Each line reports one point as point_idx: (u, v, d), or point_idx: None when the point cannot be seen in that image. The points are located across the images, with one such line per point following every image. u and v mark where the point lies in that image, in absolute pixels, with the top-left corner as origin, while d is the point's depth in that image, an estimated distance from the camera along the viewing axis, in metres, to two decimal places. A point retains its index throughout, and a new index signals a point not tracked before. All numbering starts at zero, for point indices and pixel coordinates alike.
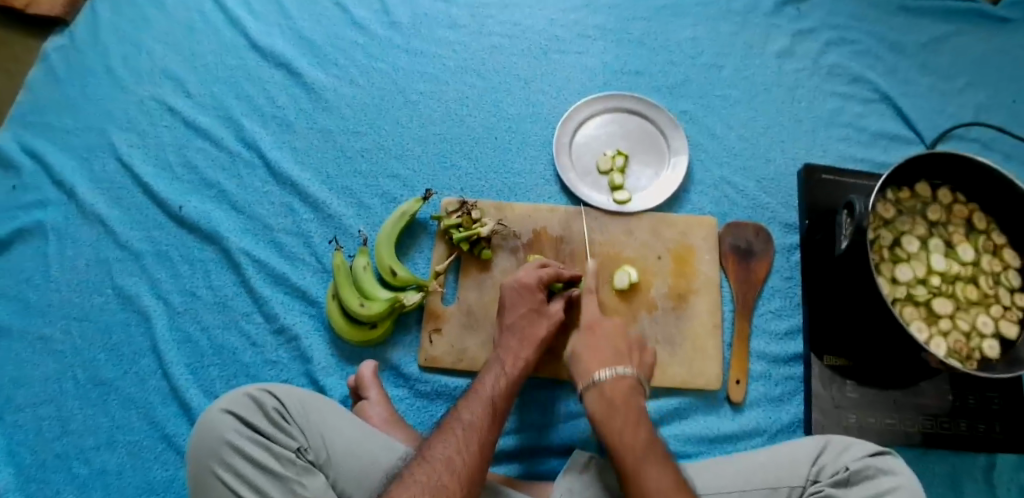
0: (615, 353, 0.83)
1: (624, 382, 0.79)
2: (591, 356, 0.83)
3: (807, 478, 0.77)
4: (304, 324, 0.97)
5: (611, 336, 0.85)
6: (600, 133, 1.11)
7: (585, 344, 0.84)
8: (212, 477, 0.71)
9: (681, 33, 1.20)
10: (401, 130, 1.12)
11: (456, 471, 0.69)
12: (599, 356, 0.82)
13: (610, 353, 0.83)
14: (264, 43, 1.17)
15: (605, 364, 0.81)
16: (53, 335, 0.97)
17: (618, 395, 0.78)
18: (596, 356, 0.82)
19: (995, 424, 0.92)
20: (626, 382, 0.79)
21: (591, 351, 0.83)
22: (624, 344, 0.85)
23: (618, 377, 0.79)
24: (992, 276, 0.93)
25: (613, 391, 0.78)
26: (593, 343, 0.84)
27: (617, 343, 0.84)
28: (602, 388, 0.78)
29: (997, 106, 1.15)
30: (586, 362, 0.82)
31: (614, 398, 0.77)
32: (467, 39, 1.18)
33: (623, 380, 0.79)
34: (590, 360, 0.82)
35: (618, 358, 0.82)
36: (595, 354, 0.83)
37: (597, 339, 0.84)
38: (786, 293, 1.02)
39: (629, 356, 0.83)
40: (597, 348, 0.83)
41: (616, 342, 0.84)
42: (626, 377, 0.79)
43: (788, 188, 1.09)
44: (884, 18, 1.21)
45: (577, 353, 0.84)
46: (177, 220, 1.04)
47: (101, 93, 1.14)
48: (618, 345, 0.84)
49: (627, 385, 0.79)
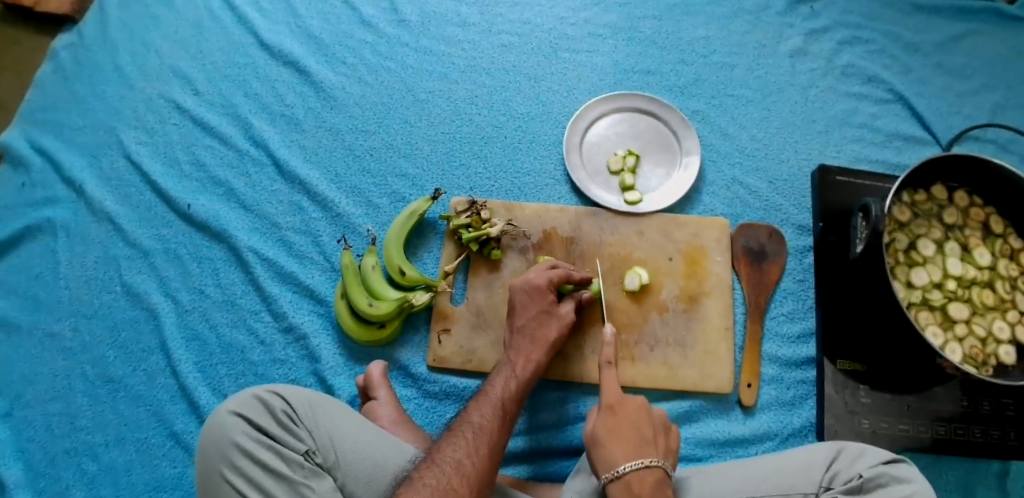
0: (640, 440, 0.74)
1: (651, 474, 0.70)
2: (615, 443, 0.74)
3: (820, 484, 0.75)
4: (312, 323, 0.97)
5: (635, 415, 0.77)
6: (611, 133, 1.10)
7: (607, 426, 0.76)
8: (221, 482, 0.70)
9: (693, 32, 1.19)
10: (410, 129, 1.11)
11: (466, 474, 0.68)
12: (625, 444, 0.73)
13: (634, 438, 0.74)
14: (272, 41, 1.16)
15: (629, 453, 0.72)
16: (62, 333, 0.97)
17: (646, 492, 0.69)
18: (621, 441, 0.74)
19: (1010, 430, 0.91)
20: (655, 475, 0.70)
21: (614, 434, 0.75)
22: (649, 427, 0.77)
23: (644, 469, 0.70)
24: (1009, 280, 0.91)
25: (641, 487, 0.69)
26: (615, 427, 0.76)
27: (642, 425, 0.76)
28: (629, 482, 0.70)
29: (1014, 107, 1.14)
30: (610, 449, 0.73)
31: (642, 495, 0.69)
32: (476, 38, 1.17)
33: (651, 473, 0.70)
34: (615, 447, 0.73)
35: (643, 446, 0.73)
36: (618, 438, 0.74)
37: (620, 423, 0.76)
38: (798, 295, 1.01)
39: (654, 443, 0.74)
40: (620, 432, 0.75)
41: (641, 424, 0.76)
42: (653, 469, 0.70)
43: (801, 190, 1.08)
44: (899, 17, 1.20)
45: (597, 437, 0.75)
46: (186, 218, 1.04)
47: (109, 90, 1.13)
48: (643, 429, 0.76)
49: (657, 477, 0.70)
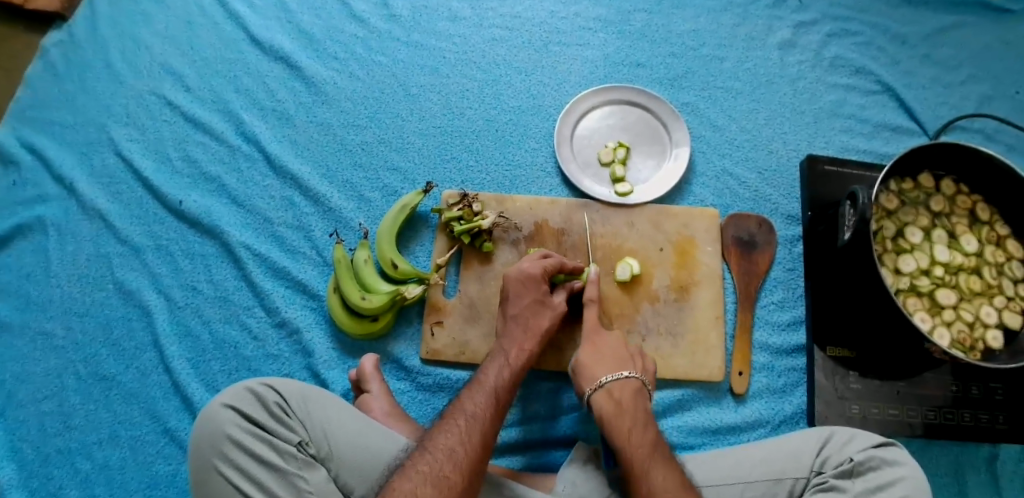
0: (618, 358, 0.85)
1: (628, 385, 0.81)
2: (597, 361, 0.84)
3: (811, 469, 0.77)
4: (304, 318, 0.97)
5: (615, 340, 0.87)
6: (601, 126, 1.11)
7: (589, 349, 0.86)
8: (215, 474, 0.70)
9: (683, 26, 1.19)
10: (401, 123, 1.11)
11: (458, 462, 0.69)
12: (605, 361, 0.84)
13: (613, 355, 0.85)
14: (263, 37, 1.16)
15: (608, 368, 0.83)
16: (54, 331, 0.97)
17: (625, 397, 0.80)
18: (603, 360, 0.84)
19: (999, 414, 0.92)
20: (632, 385, 0.81)
21: (595, 352, 0.85)
22: (628, 350, 0.87)
23: (621, 381, 0.81)
24: (995, 266, 0.92)
25: (620, 393, 0.80)
26: (596, 350, 0.85)
27: (620, 348, 0.86)
28: (610, 390, 0.80)
29: (1000, 98, 1.15)
30: (592, 366, 0.84)
31: (622, 401, 0.79)
32: (467, 32, 1.18)
33: (628, 383, 0.81)
34: (597, 363, 0.83)
35: (621, 362, 0.84)
36: (600, 357, 0.84)
37: (601, 345, 0.86)
38: (788, 284, 1.01)
39: (632, 359, 0.85)
40: (601, 353, 0.85)
41: (620, 346, 0.86)
42: (630, 380, 0.81)
43: (790, 180, 1.09)
44: (886, 9, 1.21)
45: (581, 358, 0.85)
46: (177, 214, 1.04)
47: (100, 88, 1.13)
48: (622, 349, 0.86)
49: (634, 388, 0.81)
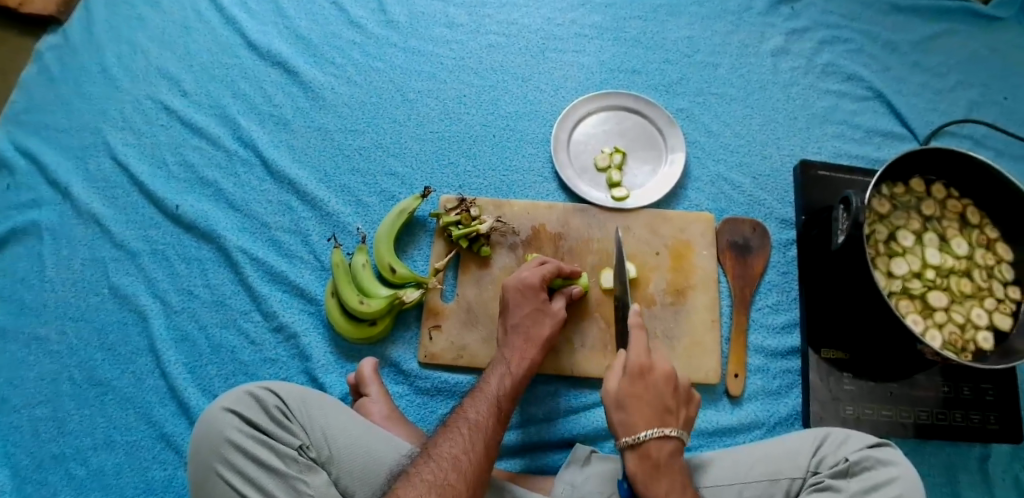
0: (661, 411, 0.76)
1: (669, 445, 0.74)
2: (637, 411, 0.75)
3: (807, 469, 0.78)
4: (302, 322, 0.97)
5: (662, 386, 0.77)
6: (598, 131, 1.12)
7: (631, 392, 0.76)
8: (215, 479, 0.70)
9: (677, 33, 1.21)
10: (399, 128, 1.12)
11: (462, 470, 0.69)
12: (646, 413, 0.75)
13: (656, 407, 0.76)
14: (261, 42, 1.16)
15: (650, 422, 0.74)
16: (49, 336, 0.97)
17: (663, 457, 0.73)
18: (643, 410, 0.75)
19: (990, 414, 0.93)
20: (672, 444, 0.74)
21: (638, 404, 0.76)
22: (673, 397, 0.78)
23: (662, 440, 0.73)
24: (986, 269, 0.94)
25: (658, 454, 0.73)
26: (638, 395, 0.76)
27: (666, 395, 0.77)
28: (647, 451, 0.73)
29: (989, 103, 1.17)
30: (631, 415, 0.75)
31: (659, 461, 0.73)
32: (464, 38, 1.19)
33: (669, 442, 0.74)
34: (636, 414, 0.75)
35: (665, 418, 0.75)
36: (641, 407, 0.76)
37: (644, 390, 0.77)
38: (783, 287, 1.03)
39: (674, 413, 0.77)
40: (642, 403, 0.76)
41: (664, 394, 0.77)
42: (671, 439, 0.74)
43: (784, 185, 1.10)
44: (876, 17, 1.23)
45: (621, 401, 0.76)
46: (174, 219, 1.04)
47: (96, 92, 1.13)
48: (668, 399, 0.77)
49: (673, 448, 0.74)
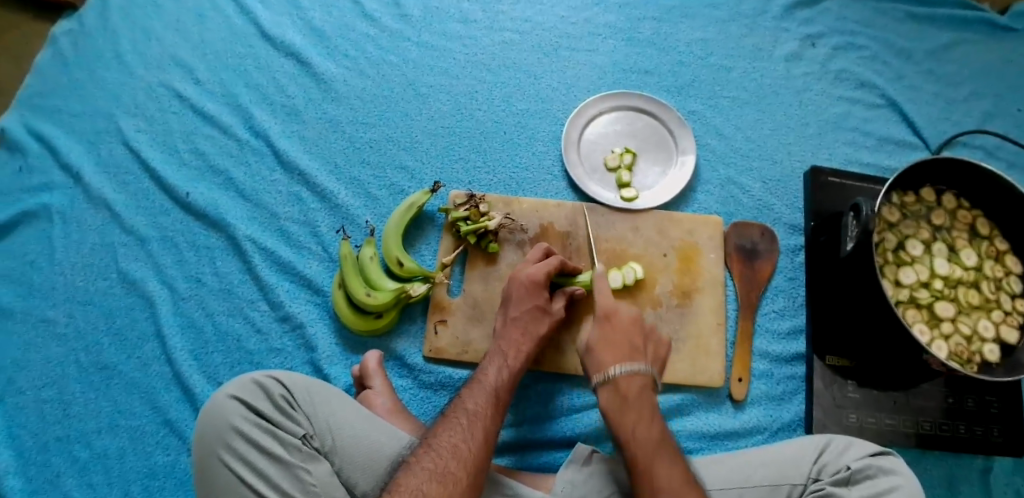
0: (630, 349, 0.83)
1: (638, 379, 0.80)
2: (607, 350, 0.82)
3: (808, 476, 0.78)
4: (308, 313, 0.97)
5: (628, 328, 0.84)
6: (609, 131, 1.12)
7: (601, 336, 0.84)
8: (218, 465, 0.71)
9: (691, 35, 1.20)
10: (410, 122, 1.12)
11: (463, 459, 0.70)
12: (616, 351, 0.82)
13: (625, 347, 0.82)
14: (275, 33, 1.17)
15: (620, 358, 0.81)
16: (57, 319, 0.97)
17: (631, 390, 0.79)
18: (612, 349, 0.82)
19: (993, 427, 0.93)
20: (641, 380, 0.80)
21: (608, 344, 0.83)
22: (640, 336, 0.85)
23: (632, 374, 0.80)
24: (994, 281, 0.94)
25: (627, 386, 0.79)
26: (609, 336, 0.84)
27: (632, 335, 0.84)
28: (618, 385, 0.79)
29: (1002, 115, 1.17)
30: (602, 354, 0.82)
31: (629, 395, 0.78)
32: (478, 34, 1.18)
33: (638, 377, 0.80)
34: (607, 353, 0.82)
35: (633, 354, 0.82)
36: (610, 347, 0.82)
37: (614, 332, 0.84)
38: (790, 293, 1.02)
39: (644, 351, 0.83)
40: (612, 341, 0.83)
41: (631, 333, 0.84)
42: (640, 374, 0.80)
43: (794, 190, 1.10)
44: (893, 24, 1.22)
45: (592, 345, 0.83)
46: (184, 206, 1.04)
47: (110, 77, 1.13)
48: (634, 338, 0.84)
49: (642, 382, 0.80)
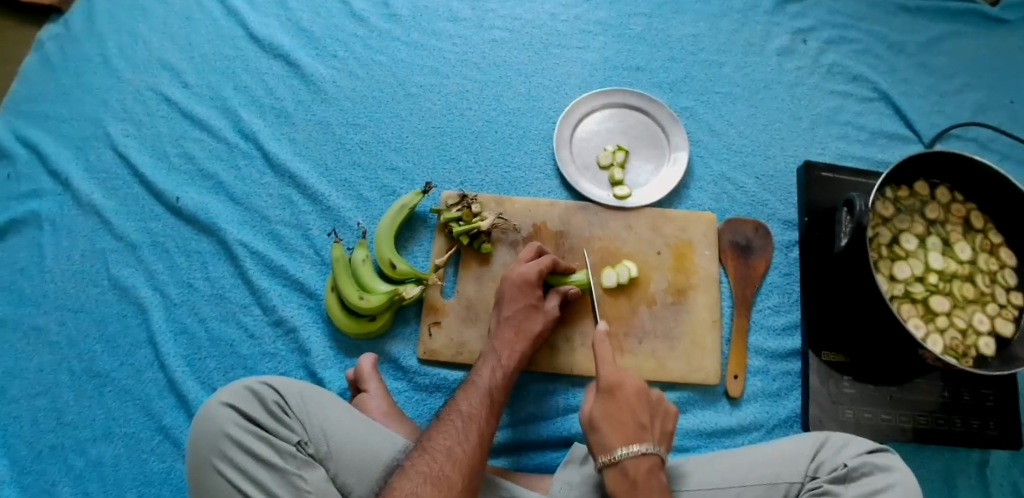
0: (636, 427, 0.73)
1: (646, 462, 0.71)
2: (611, 431, 0.73)
3: (806, 474, 0.77)
4: (301, 317, 0.97)
5: (634, 402, 0.75)
6: (601, 128, 1.11)
7: (605, 414, 0.75)
8: (213, 472, 0.70)
9: (682, 30, 1.20)
10: (400, 122, 1.11)
11: (457, 461, 0.69)
12: (621, 433, 0.73)
13: (631, 425, 0.73)
14: (263, 34, 1.16)
15: (626, 437, 0.72)
16: (48, 326, 0.96)
17: (640, 475, 0.71)
18: (618, 428, 0.73)
19: (990, 420, 0.93)
20: (649, 461, 0.71)
21: (613, 423, 0.74)
22: (647, 412, 0.75)
23: (639, 457, 0.71)
24: (989, 274, 0.93)
25: (634, 470, 0.71)
26: (613, 413, 0.75)
27: (638, 410, 0.75)
28: (624, 468, 0.71)
29: (995, 106, 1.16)
30: (606, 435, 0.73)
31: (636, 478, 0.71)
32: (468, 33, 1.18)
33: (645, 459, 0.71)
34: (611, 434, 0.73)
35: (640, 433, 0.73)
36: (615, 426, 0.73)
37: (618, 409, 0.75)
38: (784, 289, 1.02)
39: (651, 427, 0.74)
40: (616, 420, 0.74)
41: (639, 411, 0.75)
42: (648, 454, 0.71)
43: (788, 185, 1.10)
44: (884, 17, 1.22)
45: (596, 423, 0.75)
46: (174, 211, 1.03)
47: (97, 82, 1.12)
48: (641, 415, 0.74)
49: (651, 465, 0.71)
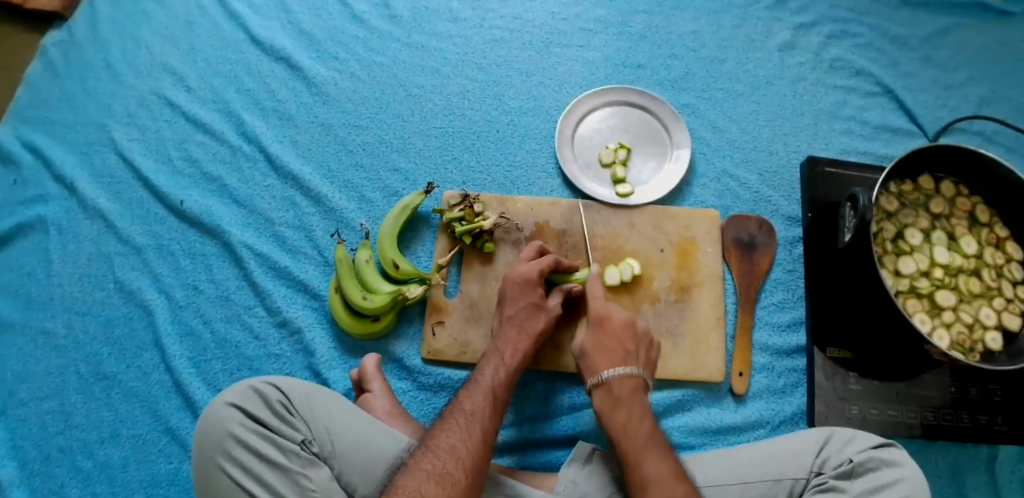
0: (622, 353, 0.84)
1: (629, 382, 0.81)
2: (600, 356, 0.84)
3: (811, 470, 0.77)
4: (306, 317, 0.97)
5: (621, 333, 0.86)
6: (602, 127, 1.11)
7: (594, 341, 0.85)
8: (219, 473, 0.71)
9: (683, 27, 1.20)
10: (401, 123, 1.11)
11: (461, 458, 0.69)
12: (608, 357, 0.84)
13: (617, 352, 0.84)
14: (264, 37, 1.16)
15: (611, 362, 0.83)
16: (55, 330, 0.97)
17: (624, 392, 0.81)
18: (606, 355, 0.84)
19: (998, 415, 0.92)
20: (633, 382, 0.82)
21: (602, 350, 0.85)
22: (633, 341, 0.86)
23: (624, 376, 0.82)
24: (995, 268, 0.93)
25: (620, 388, 0.81)
26: (601, 341, 0.85)
27: (625, 340, 0.86)
28: (610, 387, 0.81)
29: (999, 100, 1.16)
30: (595, 359, 0.84)
31: (620, 395, 0.80)
32: (468, 33, 1.18)
33: (629, 379, 0.82)
34: (599, 359, 0.84)
35: (625, 357, 0.84)
36: (603, 351, 0.84)
37: (607, 337, 0.86)
38: (789, 285, 1.02)
39: (636, 353, 0.85)
40: (605, 347, 0.85)
41: (625, 340, 0.86)
42: (632, 375, 0.82)
43: (791, 181, 1.09)
44: (886, 11, 1.21)
45: (586, 349, 0.85)
46: (179, 214, 1.04)
47: (101, 87, 1.13)
48: (627, 343, 0.85)
49: (635, 384, 0.82)
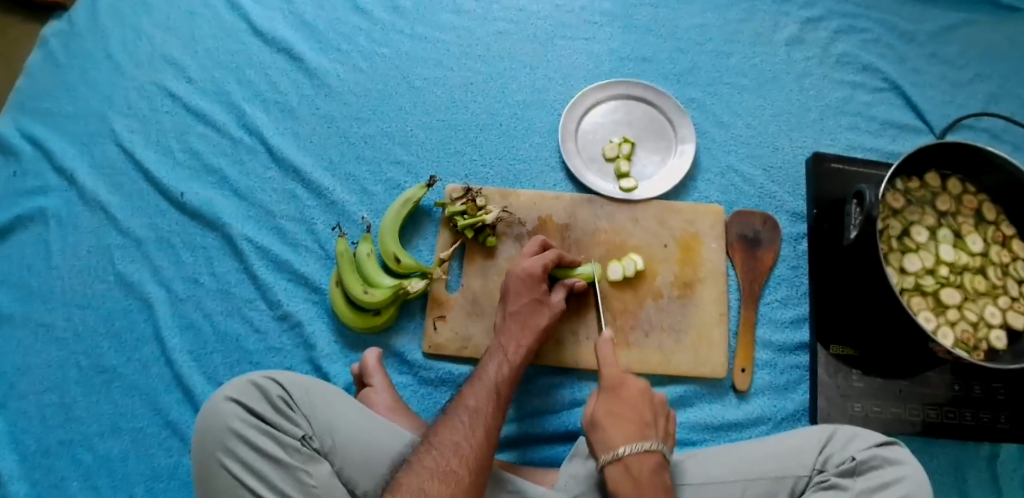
0: (640, 424, 0.75)
1: (649, 459, 0.71)
2: (616, 427, 0.75)
3: (813, 467, 0.77)
4: (307, 311, 0.97)
5: (636, 402, 0.77)
6: (606, 121, 1.10)
7: (606, 409, 0.77)
8: (219, 469, 0.70)
9: (689, 21, 1.18)
10: (404, 116, 1.10)
11: (465, 456, 0.69)
12: (625, 429, 0.74)
13: (633, 422, 0.75)
14: (266, 28, 1.15)
15: (627, 436, 0.73)
16: (55, 322, 0.97)
17: (644, 472, 0.71)
18: (621, 425, 0.75)
19: (1001, 414, 0.92)
20: (654, 459, 0.72)
21: (615, 420, 0.75)
22: (651, 410, 0.77)
23: (643, 453, 0.71)
24: (1001, 267, 0.92)
25: (639, 468, 0.71)
26: (614, 409, 0.76)
27: (642, 410, 0.76)
28: (627, 465, 0.71)
29: (1007, 96, 1.14)
30: (610, 431, 0.75)
31: (640, 476, 0.70)
32: (472, 25, 1.17)
33: (649, 457, 0.72)
34: (614, 430, 0.74)
35: (642, 429, 0.74)
36: (618, 422, 0.75)
37: (620, 406, 0.77)
38: (792, 281, 1.01)
39: (655, 425, 0.75)
40: (619, 416, 0.76)
41: (642, 409, 0.76)
42: (652, 452, 0.72)
43: (796, 177, 1.08)
44: (894, 6, 1.20)
45: (597, 419, 0.76)
46: (179, 207, 1.03)
47: (102, 78, 1.12)
48: (644, 413, 0.76)
49: (654, 462, 0.71)
